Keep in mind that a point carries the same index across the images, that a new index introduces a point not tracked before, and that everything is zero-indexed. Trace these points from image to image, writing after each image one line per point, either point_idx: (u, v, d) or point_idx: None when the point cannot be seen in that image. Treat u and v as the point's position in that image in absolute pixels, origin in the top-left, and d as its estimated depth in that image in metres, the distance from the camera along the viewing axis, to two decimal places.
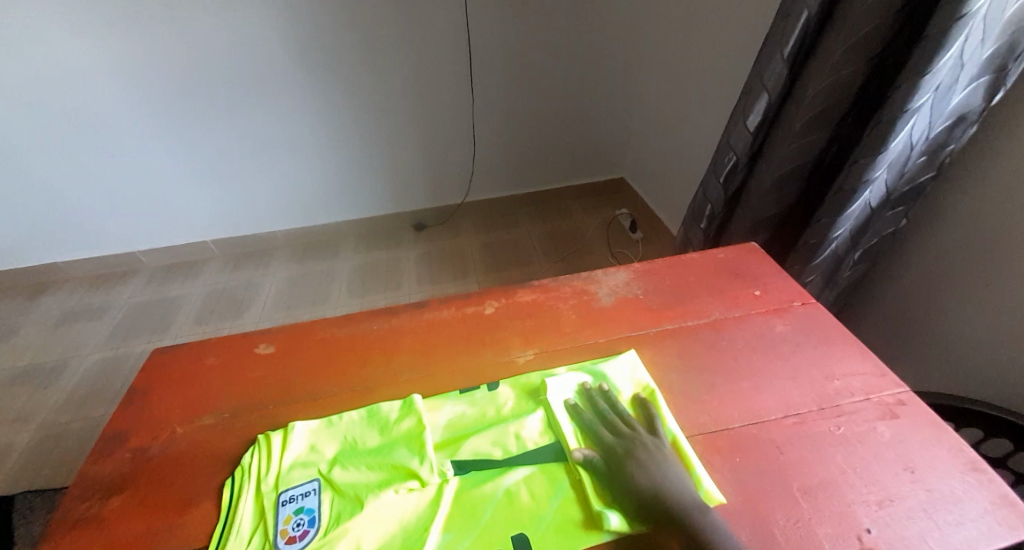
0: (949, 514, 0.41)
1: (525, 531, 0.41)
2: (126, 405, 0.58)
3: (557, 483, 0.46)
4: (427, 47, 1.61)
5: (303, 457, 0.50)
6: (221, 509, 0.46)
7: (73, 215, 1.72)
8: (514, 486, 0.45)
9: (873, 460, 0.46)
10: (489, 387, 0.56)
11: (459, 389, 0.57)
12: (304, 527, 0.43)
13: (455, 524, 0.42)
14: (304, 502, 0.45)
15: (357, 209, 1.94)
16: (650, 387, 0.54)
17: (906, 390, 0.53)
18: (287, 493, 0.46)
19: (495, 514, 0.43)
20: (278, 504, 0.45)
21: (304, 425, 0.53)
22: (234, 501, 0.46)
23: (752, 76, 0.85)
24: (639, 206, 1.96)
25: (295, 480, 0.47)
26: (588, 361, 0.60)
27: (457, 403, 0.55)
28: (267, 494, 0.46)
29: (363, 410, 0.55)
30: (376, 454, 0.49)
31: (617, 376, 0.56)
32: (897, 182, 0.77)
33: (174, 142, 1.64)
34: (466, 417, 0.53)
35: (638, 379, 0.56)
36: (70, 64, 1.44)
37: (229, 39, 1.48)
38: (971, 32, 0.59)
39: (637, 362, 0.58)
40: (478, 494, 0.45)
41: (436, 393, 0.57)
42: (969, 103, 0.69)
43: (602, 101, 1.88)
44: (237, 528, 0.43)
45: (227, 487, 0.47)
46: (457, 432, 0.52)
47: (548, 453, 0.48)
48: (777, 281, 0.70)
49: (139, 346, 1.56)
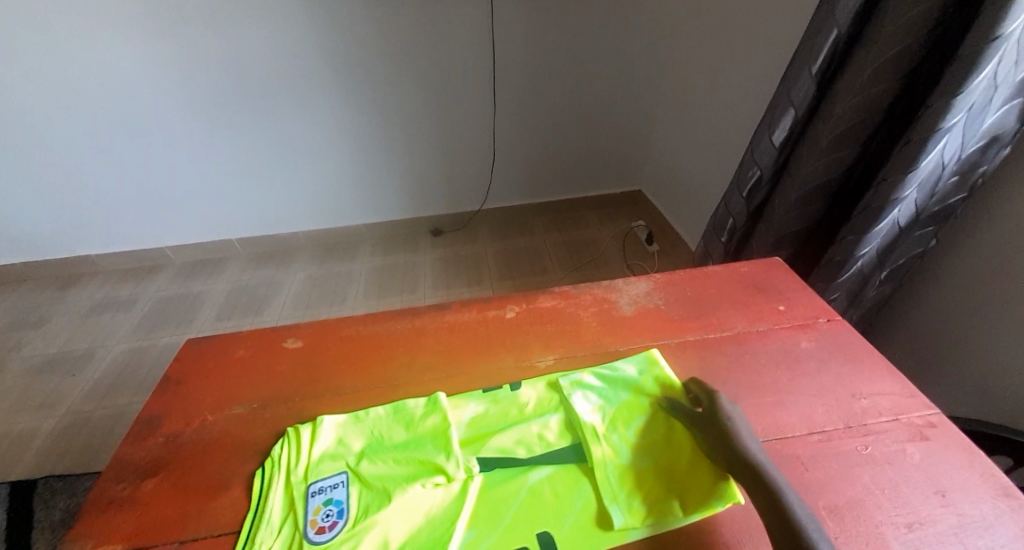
0: (980, 539, 0.40)
1: (550, 529, 0.42)
2: (161, 391, 0.60)
3: (579, 484, 0.46)
4: (453, 56, 1.65)
5: (332, 450, 0.51)
6: (252, 498, 0.47)
7: (109, 211, 1.79)
8: (539, 484, 0.46)
9: (902, 482, 0.45)
10: (511, 388, 0.57)
11: (482, 389, 0.58)
12: (333, 517, 0.44)
13: (479, 520, 0.43)
14: (333, 493, 0.46)
15: (378, 213, 1.97)
16: (670, 383, 0.55)
17: (936, 412, 0.52)
18: (317, 485, 0.47)
19: (521, 511, 0.43)
20: (307, 495, 0.46)
21: (332, 419, 0.54)
22: (264, 491, 0.47)
23: (778, 93, 0.85)
24: (657, 218, 1.96)
25: (324, 472, 0.48)
26: (607, 363, 0.60)
27: (480, 402, 0.55)
28: (297, 486, 0.47)
29: (389, 406, 0.56)
30: (403, 448, 0.50)
31: (633, 377, 0.57)
32: (927, 202, 0.76)
33: (203, 141, 1.69)
34: (490, 415, 0.54)
35: (656, 376, 0.56)
36: (115, 64, 1.51)
37: (263, 44, 1.54)
38: (1006, 54, 0.58)
39: (659, 362, 0.58)
40: (503, 492, 0.45)
41: (460, 392, 0.58)
42: (1003, 123, 0.68)
43: (622, 114, 1.89)
44: (269, 517, 0.44)
45: (258, 478, 0.48)
46: (479, 431, 0.52)
47: (569, 455, 0.49)
48: (801, 297, 0.69)
49: (163, 339, 1.60)
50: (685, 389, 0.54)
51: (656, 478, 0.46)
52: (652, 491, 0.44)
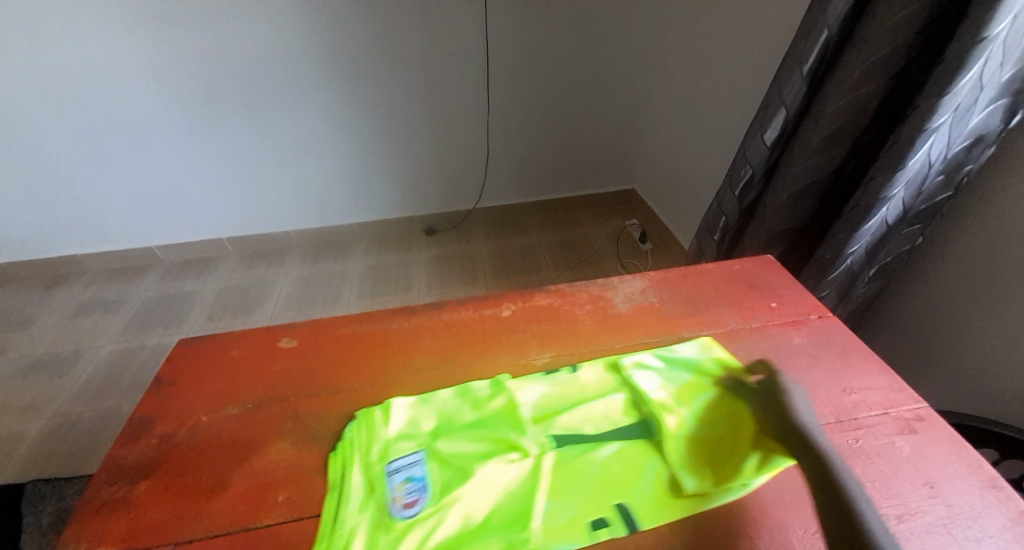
0: (968, 529, 0.41)
1: (626, 500, 0.45)
2: (153, 392, 0.59)
3: (648, 458, 0.49)
4: (446, 55, 1.64)
5: (404, 430, 0.53)
6: (331, 477, 0.49)
7: (95, 209, 1.76)
8: (609, 460, 0.49)
9: (892, 473, 0.46)
10: (571, 369, 0.60)
11: (542, 370, 0.60)
12: (416, 494, 0.47)
13: (555, 493, 0.46)
14: (412, 471, 0.49)
15: (370, 212, 1.96)
16: (730, 364, 0.58)
17: (924, 405, 0.53)
18: (395, 463, 0.50)
19: (595, 485, 0.46)
20: (387, 473, 0.49)
21: (402, 401, 0.56)
22: (343, 470, 0.49)
23: (769, 93, 0.86)
24: (650, 217, 1.97)
25: (400, 451, 0.51)
26: (662, 345, 0.63)
27: (543, 383, 0.58)
28: (374, 465, 0.49)
29: (454, 388, 0.58)
30: (475, 428, 0.52)
31: (692, 358, 0.60)
32: (914, 200, 0.77)
33: (191, 139, 1.67)
34: (554, 394, 0.57)
35: (714, 356, 0.60)
36: (100, 59, 1.48)
37: (252, 41, 1.52)
38: (991, 55, 0.60)
39: (713, 345, 0.62)
40: (576, 468, 0.48)
41: (522, 373, 0.60)
42: (988, 124, 0.69)
43: (615, 113, 1.90)
44: (352, 495, 0.46)
45: (334, 460, 0.50)
46: (545, 410, 0.55)
47: (636, 431, 0.51)
48: (794, 293, 0.70)
49: (153, 339, 1.58)
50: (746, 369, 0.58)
51: (722, 447, 0.49)
52: (719, 461, 0.48)
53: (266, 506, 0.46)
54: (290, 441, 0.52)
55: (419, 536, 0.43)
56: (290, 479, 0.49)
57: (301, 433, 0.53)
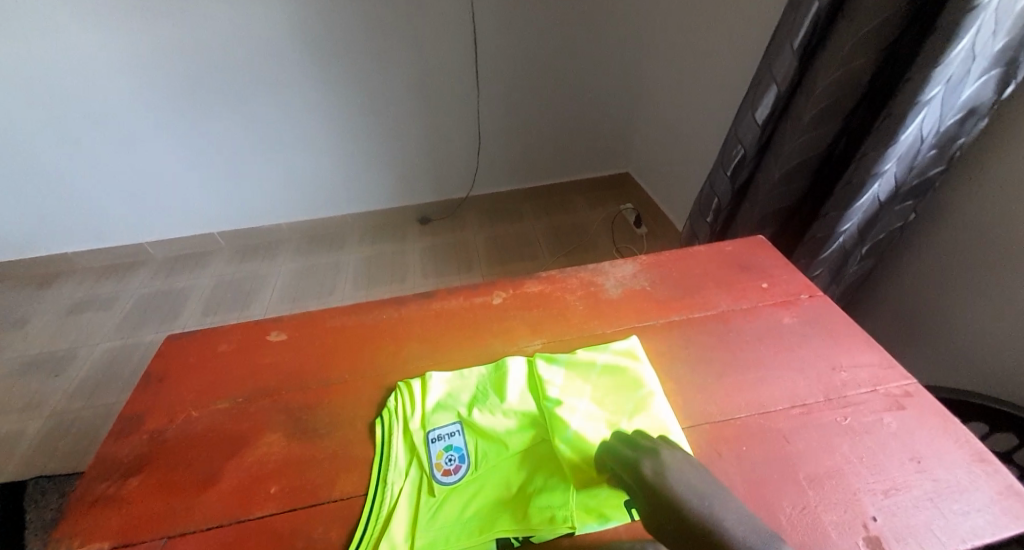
0: (955, 503, 0.42)
1: None
2: (142, 389, 0.59)
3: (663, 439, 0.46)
4: (433, 41, 1.61)
5: (443, 401, 0.54)
6: (376, 445, 0.51)
7: (82, 206, 1.74)
8: None
9: (879, 450, 0.47)
10: (608, 348, 0.59)
11: (580, 347, 0.61)
12: (456, 461, 0.48)
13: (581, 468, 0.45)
14: (452, 440, 0.50)
15: (363, 203, 1.94)
16: (632, 352, 0.58)
17: (913, 381, 0.53)
18: (435, 432, 0.51)
19: None
20: (428, 441, 0.50)
21: (439, 375, 0.57)
22: (386, 436, 0.51)
23: (760, 69, 0.85)
24: (644, 200, 1.96)
25: (440, 421, 0.52)
26: (602, 344, 0.61)
27: (571, 367, 0.56)
28: (416, 433, 0.51)
29: (489, 366, 0.58)
30: (507, 403, 0.52)
31: (593, 356, 0.58)
32: (906, 175, 0.77)
33: (177, 132, 1.64)
34: (579, 373, 0.56)
35: (620, 349, 0.58)
36: (76, 53, 1.44)
37: (230, 30, 1.48)
38: (984, 23, 0.58)
39: (637, 346, 0.59)
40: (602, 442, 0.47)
41: (549, 351, 0.61)
42: (981, 95, 0.68)
43: (608, 95, 1.87)
44: (396, 462, 0.49)
45: (378, 428, 0.52)
46: (572, 391, 0.53)
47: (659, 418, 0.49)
48: (785, 273, 0.70)
49: (148, 335, 1.58)
50: (631, 355, 0.57)
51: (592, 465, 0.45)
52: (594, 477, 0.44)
53: (259, 499, 0.46)
54: (280, 434, 0.52)
55: (459, 502, 0.45)
56: (282, 471, 0.49)
57: (292, 426, 0.53)
